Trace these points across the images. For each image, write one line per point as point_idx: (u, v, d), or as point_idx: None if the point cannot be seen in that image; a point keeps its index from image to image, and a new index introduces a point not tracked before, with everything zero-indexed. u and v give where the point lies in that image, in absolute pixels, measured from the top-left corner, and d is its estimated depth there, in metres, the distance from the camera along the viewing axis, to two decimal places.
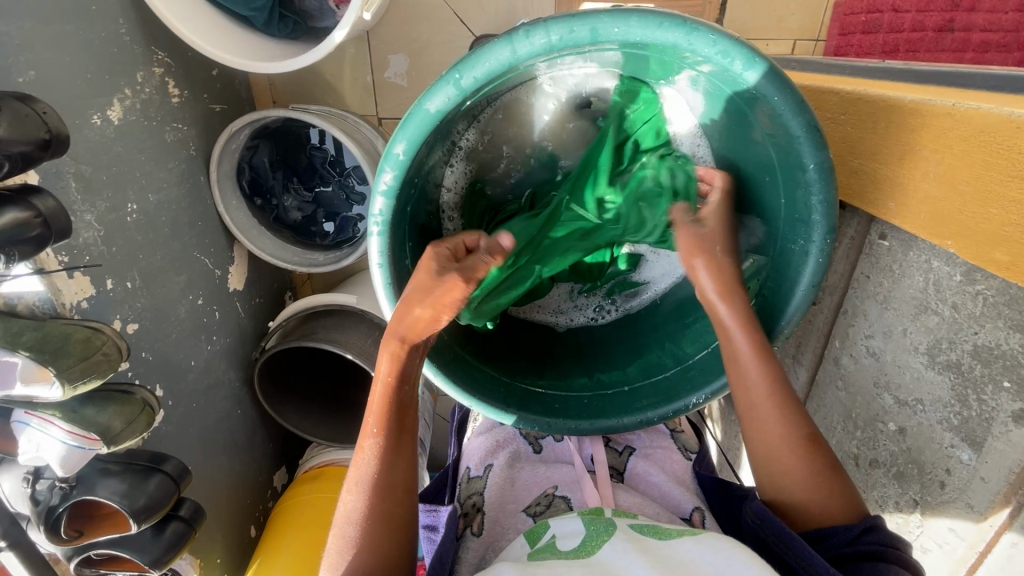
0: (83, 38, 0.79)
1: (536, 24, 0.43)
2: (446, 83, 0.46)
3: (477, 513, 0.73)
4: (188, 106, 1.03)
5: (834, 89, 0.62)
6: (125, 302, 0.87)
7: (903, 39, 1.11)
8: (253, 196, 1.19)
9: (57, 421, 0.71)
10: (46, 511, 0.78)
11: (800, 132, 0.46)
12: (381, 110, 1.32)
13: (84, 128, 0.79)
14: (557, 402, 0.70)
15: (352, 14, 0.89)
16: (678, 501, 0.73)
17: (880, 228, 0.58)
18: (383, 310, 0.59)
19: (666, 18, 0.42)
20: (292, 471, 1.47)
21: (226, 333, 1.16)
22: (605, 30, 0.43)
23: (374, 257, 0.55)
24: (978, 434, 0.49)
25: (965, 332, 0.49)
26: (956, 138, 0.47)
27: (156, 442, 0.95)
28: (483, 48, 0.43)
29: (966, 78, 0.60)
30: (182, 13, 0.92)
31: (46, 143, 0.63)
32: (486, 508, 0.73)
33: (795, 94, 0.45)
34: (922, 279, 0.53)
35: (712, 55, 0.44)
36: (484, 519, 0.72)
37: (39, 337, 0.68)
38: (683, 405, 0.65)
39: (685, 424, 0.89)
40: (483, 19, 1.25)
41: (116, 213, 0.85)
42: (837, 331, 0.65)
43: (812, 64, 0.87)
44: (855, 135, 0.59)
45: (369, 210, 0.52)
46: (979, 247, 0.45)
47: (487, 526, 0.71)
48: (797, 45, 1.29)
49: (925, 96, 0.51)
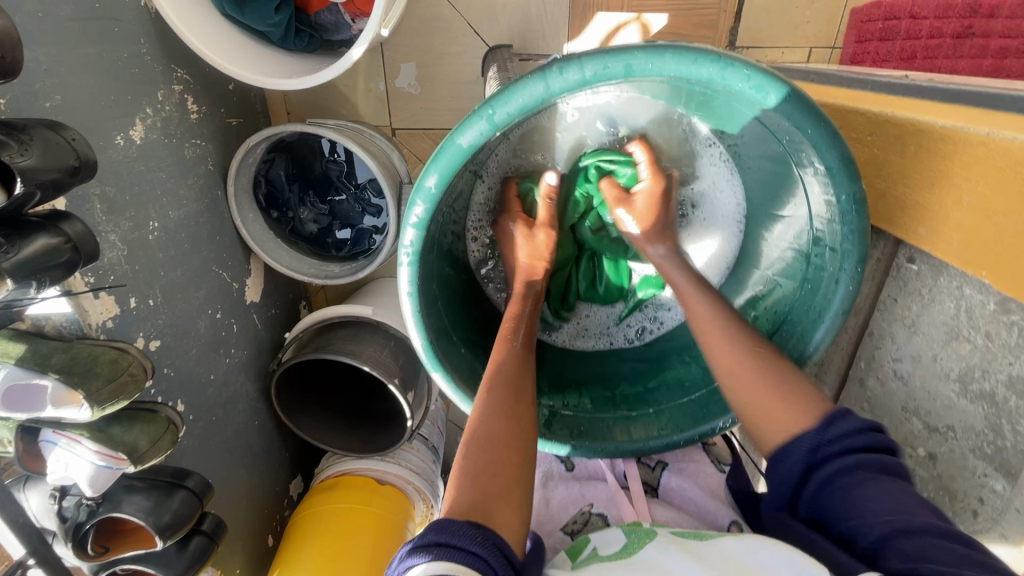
0: (106, 60, 0.79)
1: (571, 60, 0.42)
2: (478, 118, 0.45)
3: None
4: (206, 121, 1.03)
5: (860, 109, 0.62)
6: (148, 319, 0.88)
7: (921, 45, 1.11)
8: (270, 209, 1.21)
9: (84, 441, 0.72)
10: (73, 527, 0.79)
11: (834, 163, 0.48)
12: (396, 121, 1.32)
13: (108, 149, 0.80)
14: (585, 423, 0.70)
15: (370, 30, 0.90)
16: (715, 515, 0.72)
17: (909, 252, 0.58)
18: (411, 340, 0.58)
19: (702, 54, 0.42)
20: (308, 480, 1.48)
21: (244, 346, 1.17)
22: (641, 66, 0.43)
23: (403, 288, 0.54)
24: (1014, 465, 0.50)
25: (1000, 362, 0.50)
26: (993, 167, 0.46)
27: (179, 457, 0.96)
28: (516, 83, 0.43)
29: (993, 99, 0.59)
30: (201, 30, 0.92)
31: (75, 170, 0.64)
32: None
33: (830, 127, 0.47)
34: (953, 306, 0.54)
35: (746, 89, 0.45)
36: None
37: (68, 360, 0.69)
38: (710, 429, 0.65)
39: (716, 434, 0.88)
40: (497, 29, 1.25)
41: (139, 232, 0.85)
42: (863, 354, 0.66)
43: (832, 78, 0.86)
44: (882, 156, 0.58)
45: (399, 241, 0.51)
46: (1017, 280, 0.45)
47: None
48: (812, 53, 1.28)
49: (956, 122, 0.51)
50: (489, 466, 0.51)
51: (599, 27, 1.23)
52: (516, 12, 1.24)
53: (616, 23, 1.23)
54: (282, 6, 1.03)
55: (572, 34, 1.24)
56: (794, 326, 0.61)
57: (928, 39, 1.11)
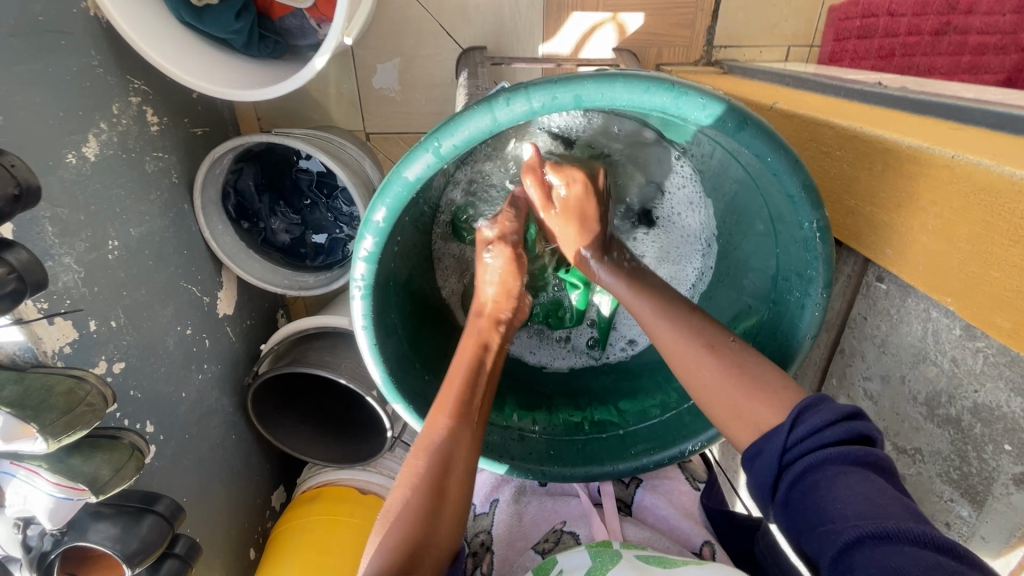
0: (54, 75, 0.76)
1: (517, 91, 0.42)
2: (425, 150, 0.45)
3: (486, 552, 0.73)
4: (168, 133, 1.00)
5: (827, 122, 0.60)
6: (111, 341, 0.85)
7: (899, 43, 1.11)
8: (240, 220, 1.18)
9: (42, 473, 0.70)
10: (38, 557, 0.77)
11: (796, 191, 0.47)
12: (368, 125, 1.29)
13: (59, 168, 0.76)
14: (552, 448, 0.70)
15: (333, 39, 0.87)
16: (688, 535, 0.74)
17: (878, 271, 0.57)
18: (369, 369, 0.59)
19: (653, 83, 0.42)
20: (290, 490, 1.47)
21: (218, 360, 1.15)
22: (590, 95, 0.42)
23: (357, 320, 0.55)
24: (979, 492, 0.50)
25: (966, 389, 0.50)
26: (954, 193, 0.45)
27: (151, 479, 0.94)
28: (461, 115, 0.43)
29: (962, 111, 0.58)
30: (155, 39, 0.89)
31: (16, 198, 0.61)
32: (494, 546, 0.74)
33: (790, 154, 0.46)
34: (920, 328, 0.53)
35: (703, 118, 0.43)
36: (493, 559, 0.72)
37: (20, 391, 0.67)
38: (678, 452, 0.65)
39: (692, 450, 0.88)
40: (470, 31, 1.22)
41: (96, 252, 0.83)
42: (835, 370, 0.66)
43: (806, 82, 0.85)
44: (851, 173, 0.57)
45: (351, 275, 0.52)
46: (980, 309, 0.44)
47: (497, 565, 0.72)
48: (791, 51, 1.27)
49: (921, 141, 0.49)
50: (412, 538, 0.50)
51: (574, 27, 1.20)
52: (488, 13, 1.21)
53: (592, 23, 1.20)
54: (242, 13, 0.99)
55: (547, 34, 1.21)
56: (760, 350, 0.61)
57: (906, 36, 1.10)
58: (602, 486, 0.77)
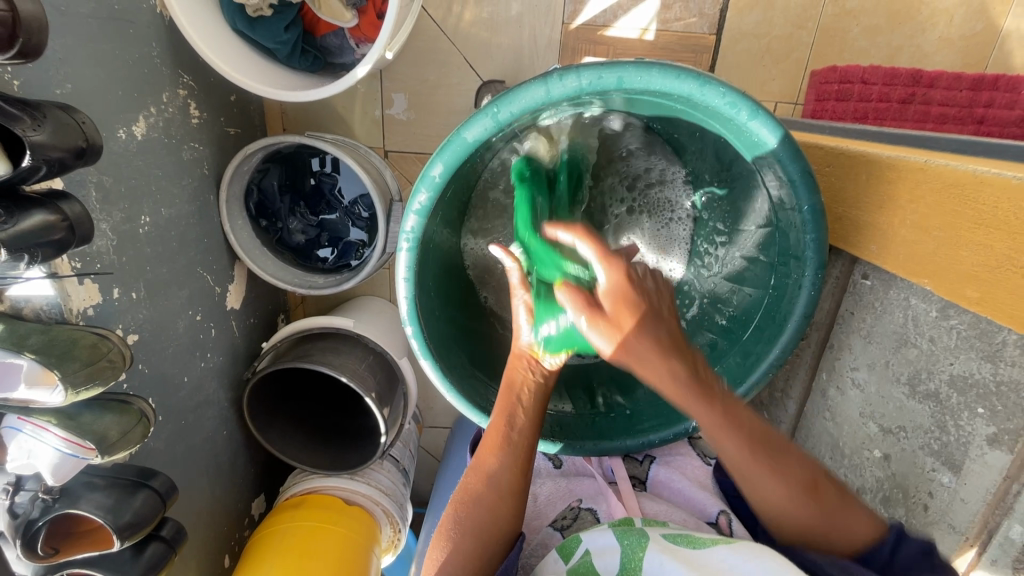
0: (118, 57, 0.82)
1: (569, 71, 0.50)
2: (484, 115, 0.53)
3: None
4: (205, 127, 1.06)
5: (819, 143, 0.69)
6: (128, 312, 0.87)
7: (872, 107, 1.21)
8: (259, 218, 1.23)
9: (52, 429, 0.70)
10: (24, 524, 0.74)
11: (797, 176, 0.56)
12: (388, 143, 1.38)
13: (110, 141, 0.81)
14: (564, 424, 0.78)
15: (375, 52, 0.96)
16: (704, 505, 0.78)
17: (863, 269, 0.66)
18: (400, 315, 0.65)
19: (683, 72, 0.51)
20: (269, 500, 1.42)
21: (220, 352, 1.15)
22: (630, 79, 0.51)
23: (399, 272, 0.62)
24: (957, 458, 0.56)
25: (942, 363, 0.56)
26: (930, 189, 0.53)
27: (143, 458, 0.92)
28: (519, 87, 0.51)
29: (929, 140, 0.68)
30: (209, 40, 0.97)
31: (82, 151, 0.66)
32: None
33: (795, 144, 0.55)
34: (902, 315, 0.61)
35: (721, 106, 0.52)
36: None
37: (46, 341, 0.68)
38: (683, 429, 0.73)
39: None
40: (491, 66, 1.33)
41: (129, 224, 0.86)
42: (825, 365, 0.74)
43: (794, 125, 0.96)
44: (838, 184, 0.65)
45: (401, 227, 0.59)
46: (952, 284, 0.51)
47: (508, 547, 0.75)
48: (777, 107, 1.38)
49: (899, 152, 0.58)
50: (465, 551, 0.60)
51: None
52: (509, 50, 1.32)
53: None
54: (290, 26, 1.08)
55: None
56: (760, 330, 0.69)
57: (878, 102, 1.21)
58: (615, 469, 0.81)
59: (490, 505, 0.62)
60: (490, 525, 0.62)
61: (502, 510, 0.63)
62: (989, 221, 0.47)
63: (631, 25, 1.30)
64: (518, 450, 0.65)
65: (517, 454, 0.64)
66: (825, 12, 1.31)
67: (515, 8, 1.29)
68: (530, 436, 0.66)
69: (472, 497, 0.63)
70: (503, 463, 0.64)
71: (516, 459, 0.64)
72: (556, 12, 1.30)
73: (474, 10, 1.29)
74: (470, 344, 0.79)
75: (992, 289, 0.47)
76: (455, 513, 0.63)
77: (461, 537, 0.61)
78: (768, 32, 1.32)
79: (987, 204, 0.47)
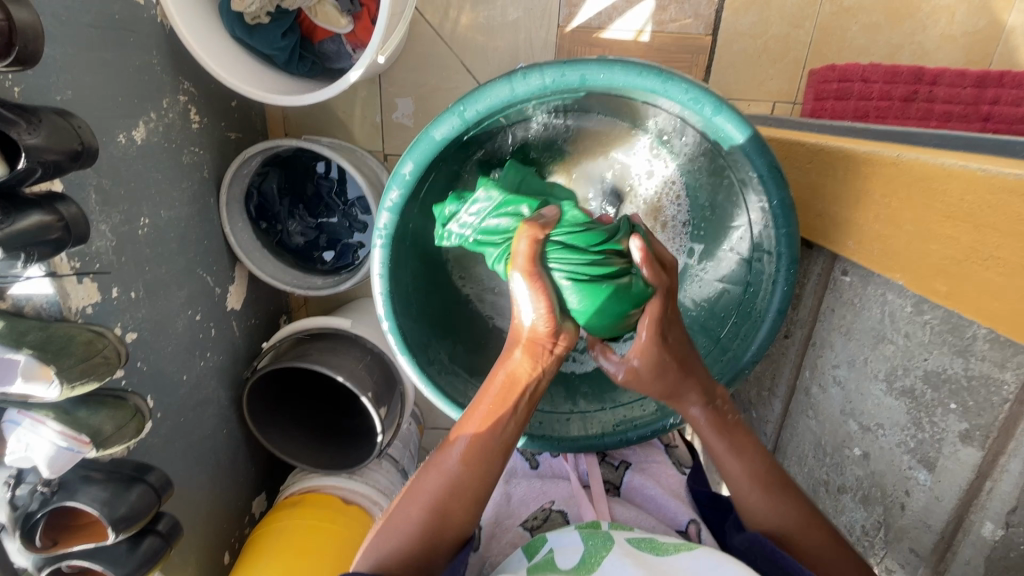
0: (118, 65, 0.85)
1: (534, 68, 0.54)
2: (452, 114, 0.57)
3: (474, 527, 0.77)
4: (206, 132, 1.09)
5: (801, 141, 0.71)
6: (128, 311, 0.90)
7: (873, 106, 1.19)
8: (259, 220, 1.26)
9: (48, 422, 0.73)
10: (24, 516, 0.77)
11: (764, 171, 0.59)
12: (387, 147, 1.40)
13: (110, 145, 0.84)
14: (544, 420, 0.81)
15: (368, 56, 0.98)
16: (674, 514, 0.78)
17: (843, 266, 0.67)
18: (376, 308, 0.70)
19: (644, 69, 0.54)
20: (270, 498, 1.44)
21: (220, 351, 1.18)
22: (591, 76, 0.54)
23: (375, 269, 0.68)
24: (932, 456, 0.57)
25: (918, 358, 0.57)
26: (901, 182, 0.54)
27: (143, 454, 0.95)
28: (484, 87, 0.55)
29: (912, 136, 0.68)
30: (208, 47, 0.99)
31: (77, 154, 0.69)
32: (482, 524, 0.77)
33: (759, 141, 0.58)
34: (879, 312, 0.61)
35: (685, 100, 0.56)
36: (481, 535, 0.76)
37: (44, 337, 0.71)
38: (661, 426, 0.77)
39: (681, 438, 0.95)
40: (487, 69, 1.35)
41: (128, 226, 0.89)
42: (808, 362, 0.75)
43: (783, 122, 0.96)
44: (818, 180, 0.67)
45: (376, 224, 0.65)
46: (923, 278, 0.52)
47: (484, 542, 0.75)
48: (776, 106, 1.37)
49: (873, 148, 0.59)
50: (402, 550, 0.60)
51: None
52: (506, 53, 1.34)
53: None
54: (288, 32, 1.11)
55: None
56: (737, 327, 0.72)
57: (879, 100, 1.18)
58: (590, 470, 0.81)
59: (439, 507, 0.61)
60: (435, 519, 0.61)
61: (452, 515, 0.62)
62: (955, 213, 0.49)
63: (627, 27, 1.30)
64: (482, 455, 0.62)
65: (479, 460, 0.62)
66: (823, 11, 1.30)
67: (511, 13, 1.31)
68: (500, 443, 0.63)
69: (423, 491, 0.62)
70: (468, 469, 0.62)
71: (478, 462, 0.62)
72: (552, 15, 1.31)
73: (471, 15, 1.31)
74: (455, 340, 0.82)
75: (960, 281, 0.48)
76: (406, 500, 0.63)
77: (403, 524, 0.61)
78: (765, 32, 1.31)
79: (953, 196, 0.49)
